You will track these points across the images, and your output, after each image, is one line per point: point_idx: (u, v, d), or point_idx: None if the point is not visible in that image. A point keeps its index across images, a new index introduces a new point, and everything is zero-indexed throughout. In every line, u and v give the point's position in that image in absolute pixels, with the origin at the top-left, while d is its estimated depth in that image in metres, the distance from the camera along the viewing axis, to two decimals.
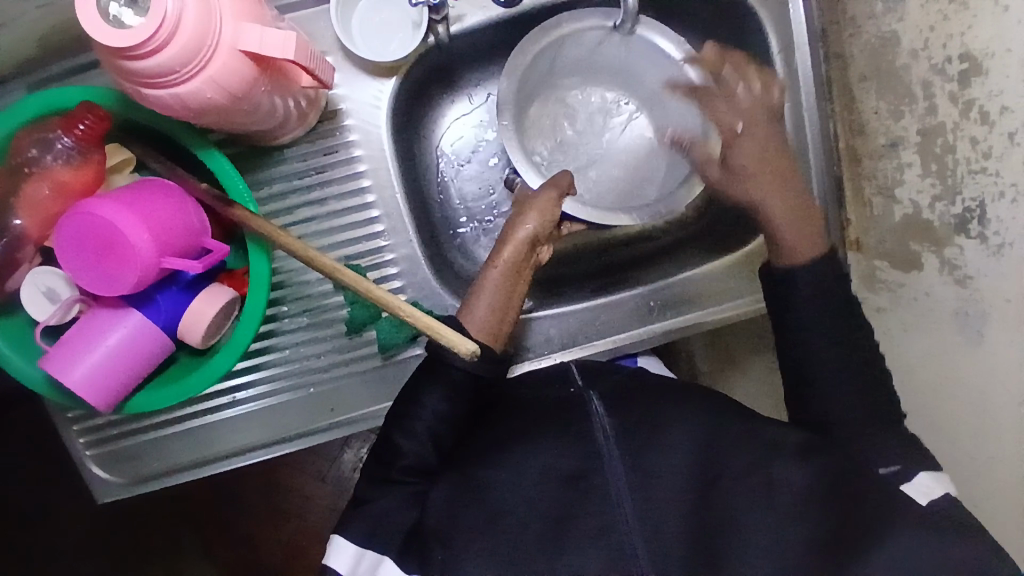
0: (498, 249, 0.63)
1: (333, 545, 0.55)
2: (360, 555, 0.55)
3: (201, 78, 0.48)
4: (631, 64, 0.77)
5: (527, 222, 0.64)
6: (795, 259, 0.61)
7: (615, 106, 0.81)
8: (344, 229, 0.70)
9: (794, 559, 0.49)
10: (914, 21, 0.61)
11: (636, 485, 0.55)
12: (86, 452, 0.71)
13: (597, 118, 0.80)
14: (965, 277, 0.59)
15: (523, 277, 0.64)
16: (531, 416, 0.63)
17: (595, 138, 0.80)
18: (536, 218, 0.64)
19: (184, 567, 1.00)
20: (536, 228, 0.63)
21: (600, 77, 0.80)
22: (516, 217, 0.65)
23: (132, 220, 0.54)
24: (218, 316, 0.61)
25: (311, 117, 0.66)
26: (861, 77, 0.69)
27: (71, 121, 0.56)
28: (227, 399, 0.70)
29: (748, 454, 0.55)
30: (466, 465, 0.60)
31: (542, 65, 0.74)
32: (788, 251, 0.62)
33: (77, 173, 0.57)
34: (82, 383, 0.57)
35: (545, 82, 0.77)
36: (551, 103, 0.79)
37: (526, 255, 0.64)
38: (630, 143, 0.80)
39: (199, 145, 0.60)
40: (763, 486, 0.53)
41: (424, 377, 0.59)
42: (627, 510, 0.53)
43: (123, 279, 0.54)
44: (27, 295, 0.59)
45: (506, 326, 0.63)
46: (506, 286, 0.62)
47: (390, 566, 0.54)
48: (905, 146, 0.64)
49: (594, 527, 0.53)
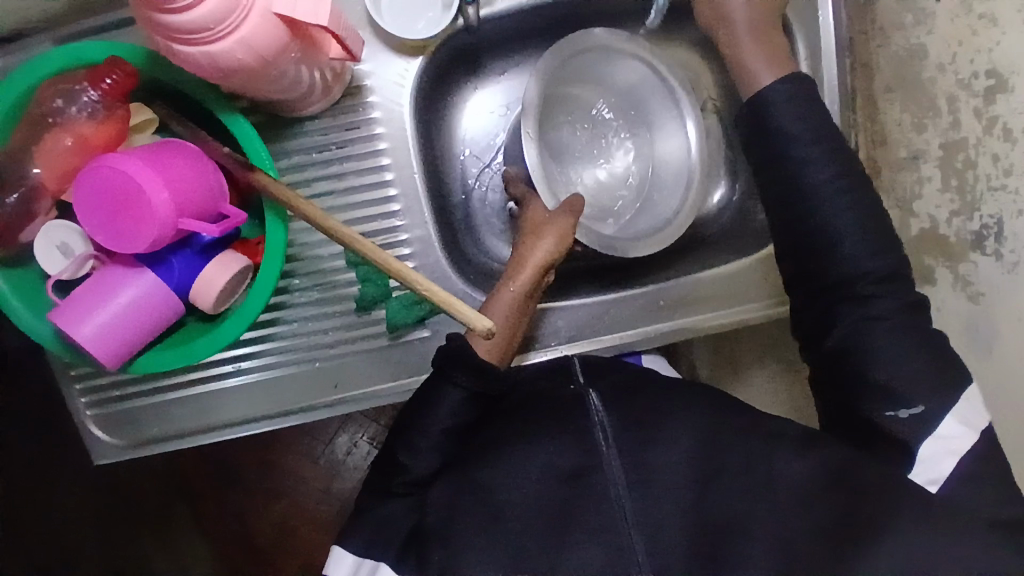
0: (514, 275, 0.65)
1: (333, 556, 0.58)
2: (358, 565, 0.57)
3: (234, 38, 0.48)
4: (644, 99, 0.77)
5: (543, 246, 0.65)
6: (750, 88, 0.67)
7: (613, 133, 0.80)
8: (361, 206, 0.69)
9: (797, 552, 0.50)
10: (943, 33, 0.61)
11: (632, 482, 0.55)
12: (87, 412, 0.70)
13: (592, 145, 0.80)
14: (978, 293, 0.60)
15: (535, 300, 0.66)
16: (524, 412, 0.62)
17: (581, 164, 0.79)
18: (550, 244, 0.65)
19: (175, 541, 0.99)
20: (550, 251, 0.64)
21: (609, 104, 0.80)
22: (531, 240, 0.65)
23: (152, 178, 0.53)
24: (230, 283, 0.61)
25: (335, 91, 0.66)
26: (885, 88, 0.68)
27: (97, 76, 0.56)
28: (230, 367, 0.70)
29: (748, 449, 0.55)
30: (463, 460, 0.59)
31: (562, 79, 0.74)
32: (748, 81, 0.67)
33: (99, 129, 0.57)
34: (91, 338, 0.56)
35: (560, 95, 0.77)
36: (555, 117, 0.78)
37: (540, 278, 0.65)
38: (615, 174, 0.79)
39: (224, 109, 0.60)
40: (764, 483, 0.53)
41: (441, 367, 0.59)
42: (625, 501, 0.54)
43: (139, 237, 0.54)
44: (41, 250, 0.59)
45: (514, 345, 0.65)
46: (519, 310, 0.64)
47: (385, 571, 0.55)
48: (926, 159, 0.64)
49: (595, 522, 0.54)
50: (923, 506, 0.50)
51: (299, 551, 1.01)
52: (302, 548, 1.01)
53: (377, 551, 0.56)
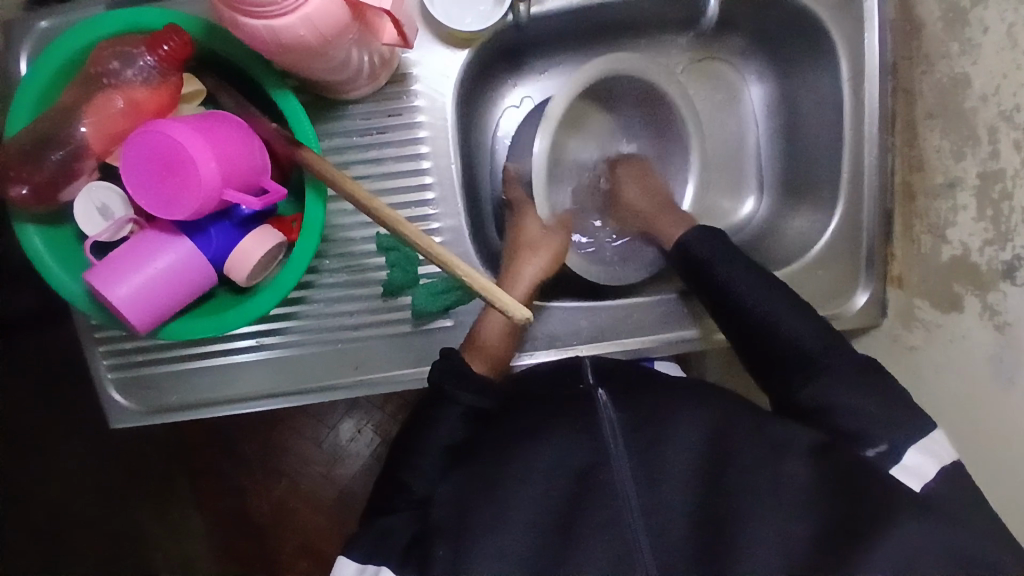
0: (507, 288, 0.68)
1: (337, 564, 0.58)
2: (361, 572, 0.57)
3: (300, 14, 0.48)
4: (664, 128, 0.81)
5: (531, 264, 0.70)
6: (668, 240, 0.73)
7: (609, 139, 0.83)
8: (397, 192, 0.70)
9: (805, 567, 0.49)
10: (988, 65, 0.61)
11: (642, 479, 0.54)
12: (108, 375, 0.71)
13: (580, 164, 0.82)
14: (1004, 323, 0.60)
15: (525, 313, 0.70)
16: (530, 411, 0.61)
17: (571, 159, 0.82)
18: (538, 265, 0.70)
19: (173, 513, 0.99)
20: (541, 268, 0.70)
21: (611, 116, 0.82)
22: (519, 260, 0.70)
23: (201, 145, 0.54)
24: (264, 257, 0.61)
25: (381, 77, 0.66)
26: (927, 114, 0.69)
27: (156, 41, 0.56)
28: (252, 342, 0.70)
29: (758, 453, 0.54)
30: (476, 456, 0.60)
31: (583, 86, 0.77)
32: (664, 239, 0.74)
33: (153, 94, 0.57)
34: (125, 301, 0.57)
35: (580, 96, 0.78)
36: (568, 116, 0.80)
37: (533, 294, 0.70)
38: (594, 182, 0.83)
39: (275, 85, 0.60)
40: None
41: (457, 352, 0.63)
42: (635, 504, 0.53)
43: (185, 203, 0.54)
44: (81, 209, 0.59)
45: (509, 350, 0.70)
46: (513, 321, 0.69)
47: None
48: (962, 187, 0.65)
49: (602, 522, 0.53)
50: (940, 532, 0.49)
51: (295, 533, 1.00)
52: (299, 530, 1.00)
53: (381, 556, 0.57)
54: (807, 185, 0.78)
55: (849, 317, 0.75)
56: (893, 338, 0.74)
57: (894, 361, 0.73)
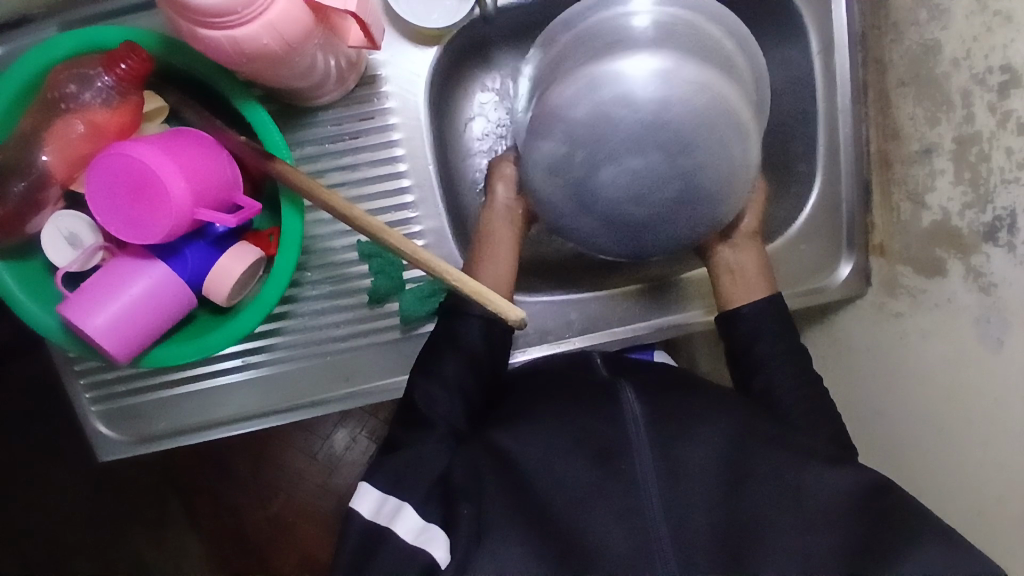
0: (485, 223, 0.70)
1: (358, 491, 0.55)
2: (384, 500, 0.54)
3: (261, 21, 0.47)
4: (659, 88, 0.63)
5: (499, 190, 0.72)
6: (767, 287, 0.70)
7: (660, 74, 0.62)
8: (376, 197, 0.69)
9: None
10: (958, 30, 0.61)
11: (649, 475, 0.54)
12: (92, 408, 0.69)
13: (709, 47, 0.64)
14: (989, 284, 0.60)
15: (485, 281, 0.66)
16: (554, 401, 0.60)
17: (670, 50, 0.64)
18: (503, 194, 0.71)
19: (169, 537, 0.97)
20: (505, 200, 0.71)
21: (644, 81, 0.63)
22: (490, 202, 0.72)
23: (168, 165, 0.52)
24: (244, 274, 0.60)
25: (349, 80, 0.64)
26: (899, 82, 0.69)
27: (112, 59, 0.54)
28: (239, 361, 0.69)
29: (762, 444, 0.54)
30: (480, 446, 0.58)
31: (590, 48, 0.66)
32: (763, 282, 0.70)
33: (113, 115, 0.56)
34: (101, 330, 0.55)
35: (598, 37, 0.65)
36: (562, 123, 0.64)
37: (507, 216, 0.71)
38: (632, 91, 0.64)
39: (240, 97, 0.58)
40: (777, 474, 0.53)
41: (445, 343, 0.62)
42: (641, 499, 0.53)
43: (156, 226, 0.53)
44: (49, 238, 0.57)
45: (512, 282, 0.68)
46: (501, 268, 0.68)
47: (410, 513, 0.53)
48: (939, 152, 0.65)
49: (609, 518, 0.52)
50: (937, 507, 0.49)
51: (294, 549, 0.98)
52: (297, 545, 0.98)
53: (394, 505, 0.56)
54: (787, 160, 0.79)
55: (832, 289, 0.76)
56: (880, 306, 0.74)
57: (881, 328, 0.74)
